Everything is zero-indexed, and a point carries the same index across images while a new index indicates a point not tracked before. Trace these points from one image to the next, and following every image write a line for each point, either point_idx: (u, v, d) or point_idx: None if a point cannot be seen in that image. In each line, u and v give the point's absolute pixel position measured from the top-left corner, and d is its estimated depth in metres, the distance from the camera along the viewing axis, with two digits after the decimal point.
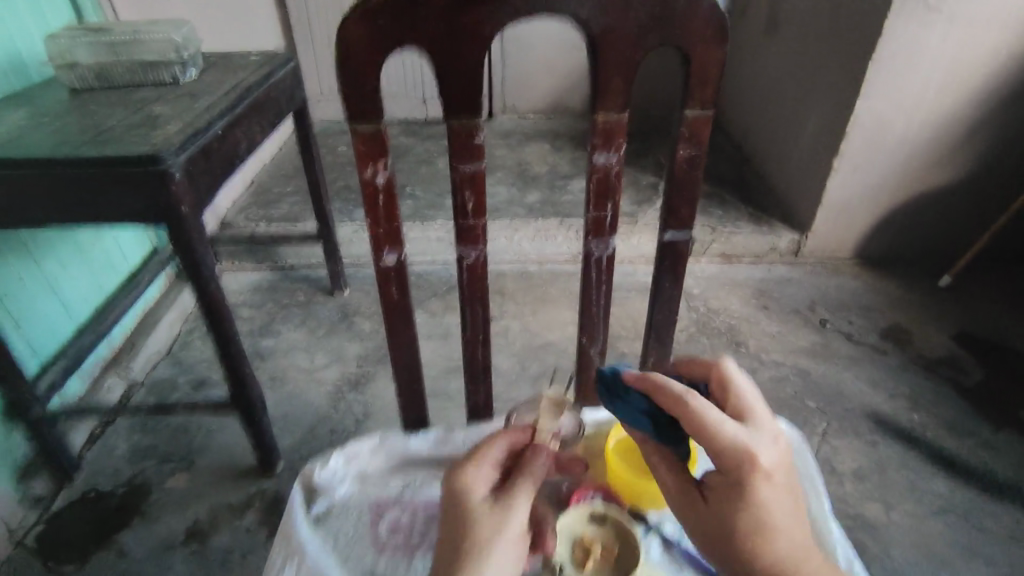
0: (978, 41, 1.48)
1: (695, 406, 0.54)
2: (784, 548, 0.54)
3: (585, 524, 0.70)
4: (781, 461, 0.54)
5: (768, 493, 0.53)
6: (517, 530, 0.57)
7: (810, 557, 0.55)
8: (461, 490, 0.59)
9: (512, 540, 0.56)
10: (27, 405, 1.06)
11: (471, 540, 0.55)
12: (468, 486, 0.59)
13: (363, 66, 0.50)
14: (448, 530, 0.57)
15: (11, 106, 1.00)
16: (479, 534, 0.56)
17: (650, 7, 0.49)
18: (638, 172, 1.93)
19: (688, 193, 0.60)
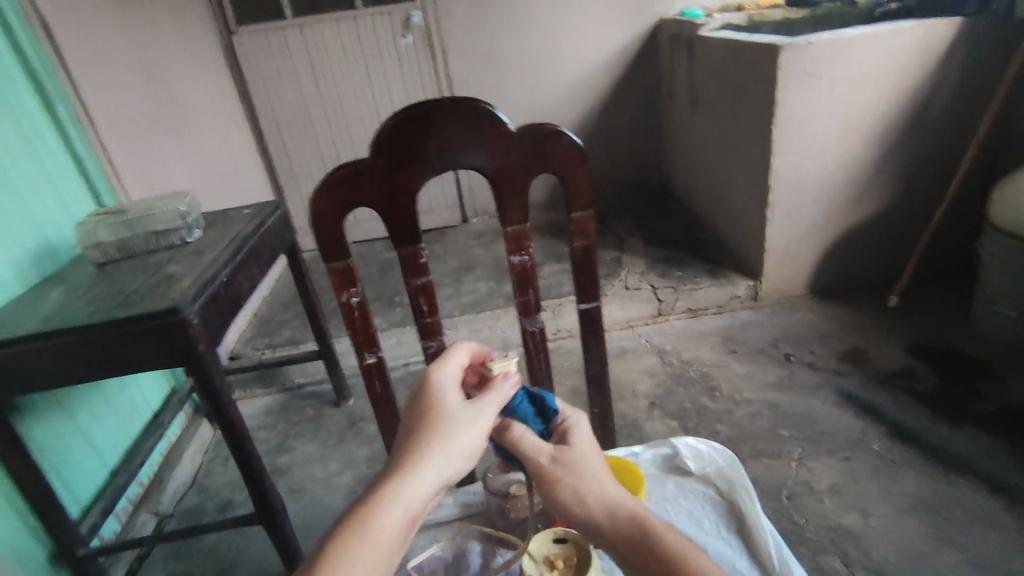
0: (859, 95, 1.73)
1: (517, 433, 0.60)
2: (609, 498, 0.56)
3: (546, 545, 0.67)
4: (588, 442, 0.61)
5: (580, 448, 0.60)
6: (484, 432, 0.56)
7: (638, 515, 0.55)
8: (433, 389, 0.59)
9: (472, 435, 0.55)
10: (72, 545, 1.17)
11: (436, 428, 0.54)
12: (438, 385, 0.59)
13: (330, 223, 0.68)
14: (408, 428, 0.56)
15: (50, 286, 1.20)
16: (442, 422, 0.55)
17: (527, 149, 0.68)
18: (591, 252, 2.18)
19: (591, 271, 0.77)
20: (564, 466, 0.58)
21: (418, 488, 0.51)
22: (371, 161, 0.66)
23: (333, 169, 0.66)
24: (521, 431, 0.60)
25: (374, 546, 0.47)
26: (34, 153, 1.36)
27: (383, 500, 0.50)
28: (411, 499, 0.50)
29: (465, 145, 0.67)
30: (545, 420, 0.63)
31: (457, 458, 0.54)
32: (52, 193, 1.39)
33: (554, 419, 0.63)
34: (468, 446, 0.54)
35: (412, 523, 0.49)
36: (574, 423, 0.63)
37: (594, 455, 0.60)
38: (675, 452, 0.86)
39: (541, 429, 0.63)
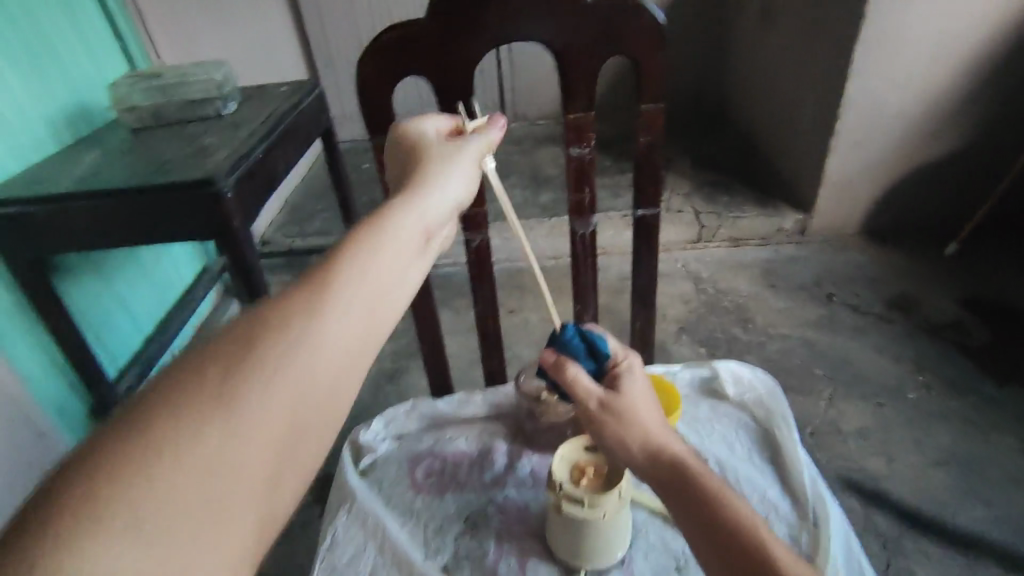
0: (959, 17, 1.54)
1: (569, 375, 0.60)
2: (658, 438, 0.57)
3: (577, 452, 0.66)
4: (641, 385, 0.61)
5: (632, 392, 0.60)
6: (464, 174, 0.56)
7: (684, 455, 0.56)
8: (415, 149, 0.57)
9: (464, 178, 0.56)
10: (109, 404, 1.21)
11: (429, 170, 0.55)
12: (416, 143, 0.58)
13: (377, 92, 0.62)
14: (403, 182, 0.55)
15: (86, 148, 1.17)
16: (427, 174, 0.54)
17: (601, 24, 0.60)
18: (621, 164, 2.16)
19: (652, 174, 0.71)
20: (613, 413, 0.58)
21: (423, 210, 0.51)
22: (427, 23, 0.59)
23: (385, 30, 0.59)
24: (576, 371, 0.61)
25: (387, 247, 0.46)
26: (66, 5, 1.29)
27: (389, 216, 0.48)
28: (418, 219, 0.50)
29: (533, 14, 0.59)
30: (596, 361, 0.63)
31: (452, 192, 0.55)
32: (86, 50, 1.34)
33: (606, 360, 0.64)
34: (462, 186, 0.56)
35: (421, 239, 0.49)
36: (627, 366, 0.63)
37: (646, 398, 0.60)
38: (714, 375, 0.82)
39: (593, 368, 0.63)
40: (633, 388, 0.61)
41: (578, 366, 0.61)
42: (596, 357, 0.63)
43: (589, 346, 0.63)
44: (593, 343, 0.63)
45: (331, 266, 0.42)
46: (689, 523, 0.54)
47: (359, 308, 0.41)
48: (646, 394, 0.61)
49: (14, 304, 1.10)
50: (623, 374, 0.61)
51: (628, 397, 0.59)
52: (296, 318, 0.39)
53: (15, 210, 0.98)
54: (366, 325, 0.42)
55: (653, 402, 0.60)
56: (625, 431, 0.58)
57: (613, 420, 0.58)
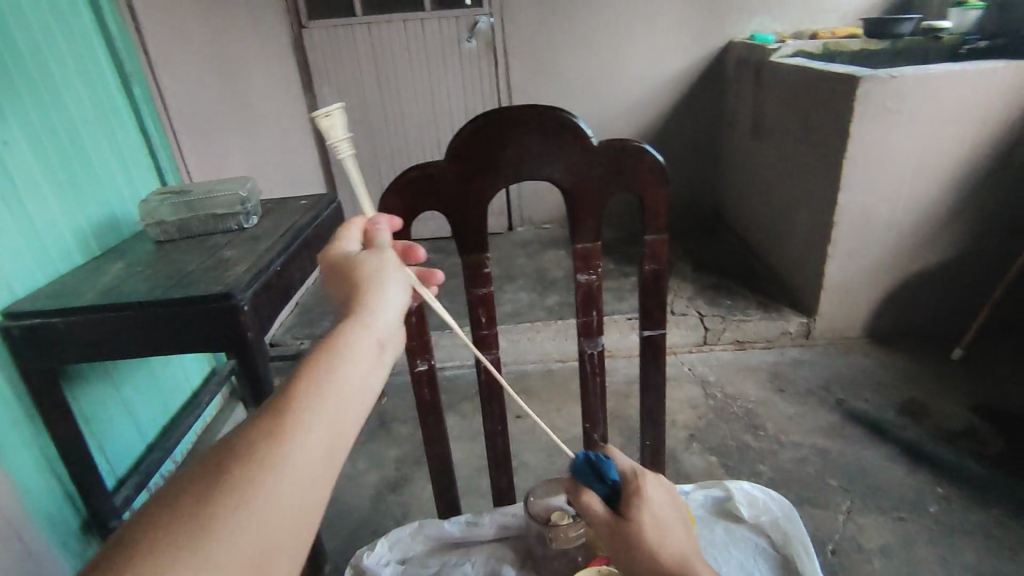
0: (938, 137, 1.64)
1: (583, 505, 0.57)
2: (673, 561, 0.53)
3: None
4: (654, 500, 0.56)
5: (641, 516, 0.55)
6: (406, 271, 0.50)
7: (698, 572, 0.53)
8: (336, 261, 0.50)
9: (405, 276, 0.49)
10: (105, 517, 1.18)
11: (368, 277, 0.47)
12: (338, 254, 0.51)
13: (398, 224, 0.66)
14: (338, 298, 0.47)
15: (110, 260, 1.22)
16: (367, 277, 0.47)
17: (606, 165, 0.65)
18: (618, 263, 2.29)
19: (658, 298, 0.73)
20: (628, 544, 0.55)
21: (372, 329, 0.43)
22: (445, 164, 0.64)
23: (407, 170, 0.64)
24: (587, 500, 0.57)
25: (337, 389, 0.38)
26: (108, 130, 1.40)
27: (336, 346, 0.41)
28: (367, 339, 0.42)
29: (543, 157, 0.64)
30: (608, 485, 0.58)
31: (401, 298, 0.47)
32: (121, 168, 1.43)
33: (617, 481, 0.58)
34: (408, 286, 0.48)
35: (377, 364, 0.42)
36: (637, 485, 0.57)
37: (660, 515, 0.56)
38: (727, 496, 0.80)
39: (609, 492, 0.58)
40: (643, 507, 0.55)
41: (590, 493, 0.58)
42: (606, 481, 0.58)
43: (599, 472, 0.59)
44: (601, 469, 0.58)
45: (271, 428, 0.35)
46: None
47: (311, 471, 0.35)
48: (660, 511, 0.56)
49: (22, 414, 1.10)
50: (632, 498, 0.56)
51: (639, 528, 0.54)
52: (230, 500, 0.33)
53: (37, 322, 1.01)
54: (319, 492, 0.36)
55: (669, 529, 0.55)
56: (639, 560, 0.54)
57: (631, 552, 0.55)
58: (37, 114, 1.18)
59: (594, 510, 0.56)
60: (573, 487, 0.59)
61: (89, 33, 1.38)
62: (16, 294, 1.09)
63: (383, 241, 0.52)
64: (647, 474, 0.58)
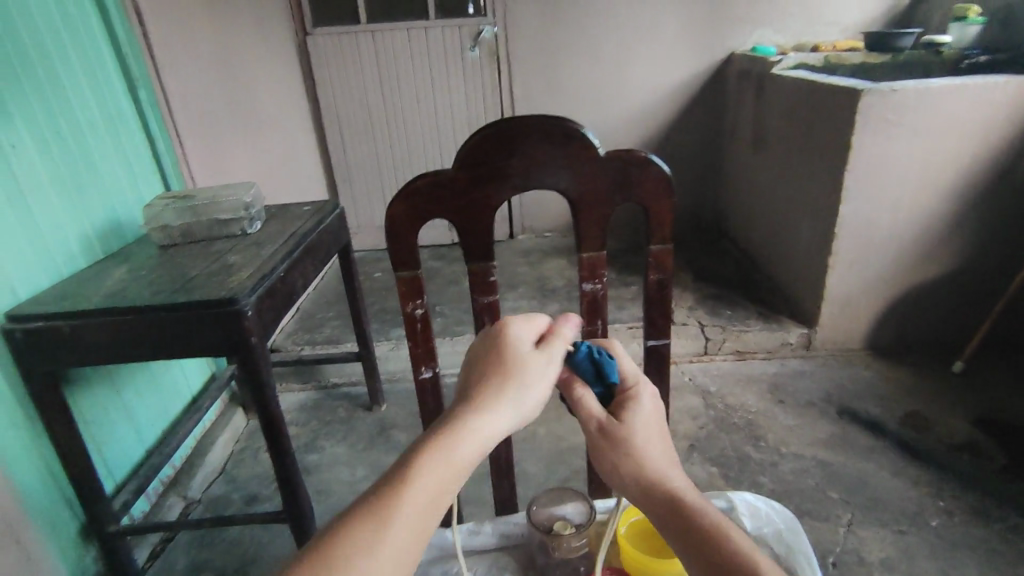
0: (938, 151, 1.65)
1: (577, 397, 0.57)
2: (655, 472, 0.52)
3: None
4: (649, 415, 0.55)
5: (637, 423, 0.54)
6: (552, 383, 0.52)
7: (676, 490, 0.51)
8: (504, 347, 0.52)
9: (541, 385, 0.51)
10: (103, 522, 1.17)
11: (506, 371, 0.50)
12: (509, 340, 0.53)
13: (404, 232, 0.66)
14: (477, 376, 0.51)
15: (114, 264, 1.22)
16: (514, 379, 0.50)
17: (612, 176, 0.66)
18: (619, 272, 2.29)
19: (662, 308, 0.74)
20: (612, 441, 0.53)
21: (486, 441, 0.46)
22: (453, 173, 0.64)
23: (414, 178, 0.64)
24: (581, 394, 0.57)
25: (424, 501, 0.43)
26: (114, 134, 1.41)
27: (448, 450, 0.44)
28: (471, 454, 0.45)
29: (550, 166, 0.65)
30: (605, 385, 0.57)
31: (527, 405, 0.49)
32: (126, 172, 1.44)
33: (617, 385, 0.58)
34: (539, 397, 0.50)
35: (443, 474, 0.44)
36: (638, 392, 0.57)
37: (651, 429, 0.55)
38: (731, 506, 0.80)
39: (601, 393, 0.58)
40: (636, 417, 0.55)
41: (585, 387, 0.57)
42: (605, 381, 0.57)
43: (601, 368, 0.57)
44: (603, 365, 0.57)
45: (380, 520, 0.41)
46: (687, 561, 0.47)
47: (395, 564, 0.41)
48: (653, 426, 0.55)
49: (22, 416, 1.10)
50: (629, 401, 0.56)
51: (631, 425, 0.54)
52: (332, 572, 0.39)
53: (41, 326, 1.01)
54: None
55: (659, 434, 0.55)
56: (619, 460, 0.53)
57: (613, 450, 0.53)
58: (43, 119, 1.19)
59: (589, 404, 0.55)
60: (568, 377, 0.58)
61: (96, 38, 1.39)
62: (20, 297, 1.09)
63: (554, 344, 0.54)
64: (649, 385, 0.58)
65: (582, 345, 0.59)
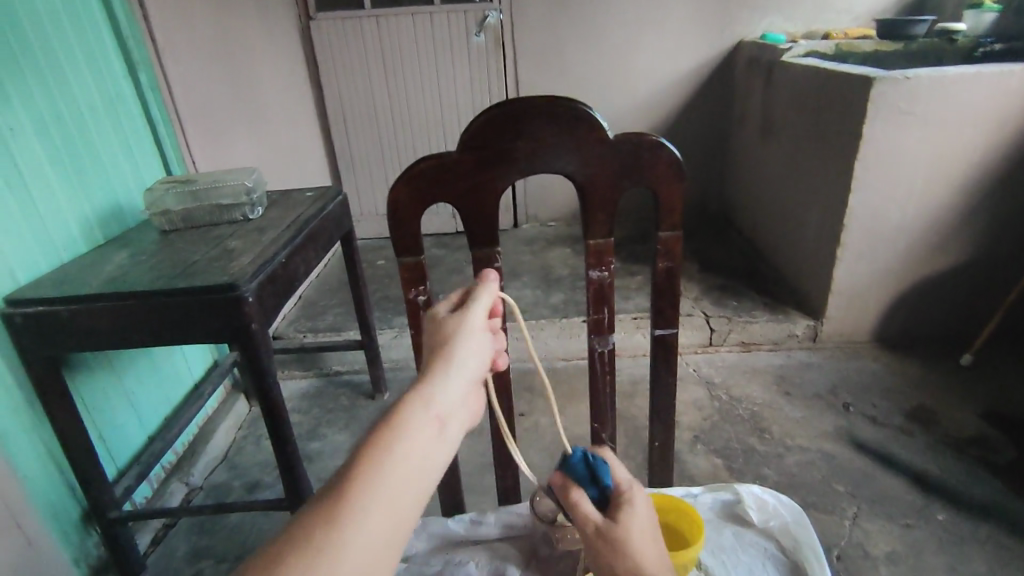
0: (951, 141, 1.62)
1: (573, 499, 0.59)
2: (648, 565, 0.54)
3: None
4: (641, 515, 0.57)
5: (632, 522, 0.56)
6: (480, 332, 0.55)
7: None
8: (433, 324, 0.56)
9: (480, 356, 0.54)
10: (105, 508, 1.16)
11: (443, 349, 0.52)
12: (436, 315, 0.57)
13: (407, 216, 0.64)
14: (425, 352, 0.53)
15: (115, 249, 1.21)
16: (447, 341, 0.53)
17: (621, 160, 0.64)
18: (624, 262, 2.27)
19: (670, 296, 0.72)
20: (609, 541, 0.55)
21: (436, 397, 0.47)
22: (458, 155, 0.62)
23: (418, 161, 0.63)
24: (578, 497, 0.59)
25: (404, 464, 0.42)
26: (114, 118, 1.39)
27: (402, 415, 0.45)
28: (427, 414, 0.46)
29: (557, 149, 0.63)
30: (599, 488, 0.60)
31: (471, 373, 0.52)
32: (127, 157, 1.42)
33: (610, 488, 0.60)
34: (481, 352, 0.54)
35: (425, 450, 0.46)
36: (631, 493, 0.59)
37: (646, 529, 0.57)
38: (737, 499, 0.79)
39: (597, 496, 0.60)
40: (631, 518, 0.56)
41: (581, 490, 0.60)
42: (599, 484, 0.60)
43: (593, 472, 0.61)
44: (596, 469, 0.61)
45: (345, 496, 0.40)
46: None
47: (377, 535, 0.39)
48: (647, 526, 0.57)
49: (23, 402, 1.09)
50: (625, 502, 0.58)
51: (626, 526, 0.56)
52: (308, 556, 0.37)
53: (41, 310, 1.00)
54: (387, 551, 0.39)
55: (653, 536, 0.56)
56: (616, 557, 0.55)
57: (610, 549, 0.55)
58: (43, 101, 1.18)
59: (585, 507, 0.58)
60: (564, 482, 0.61)
61: (96, 20, 1.37)
62: (19, 281, 1.08)
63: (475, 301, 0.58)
64: (643, 491, 0.60)
65: (575, 452, 0.62)
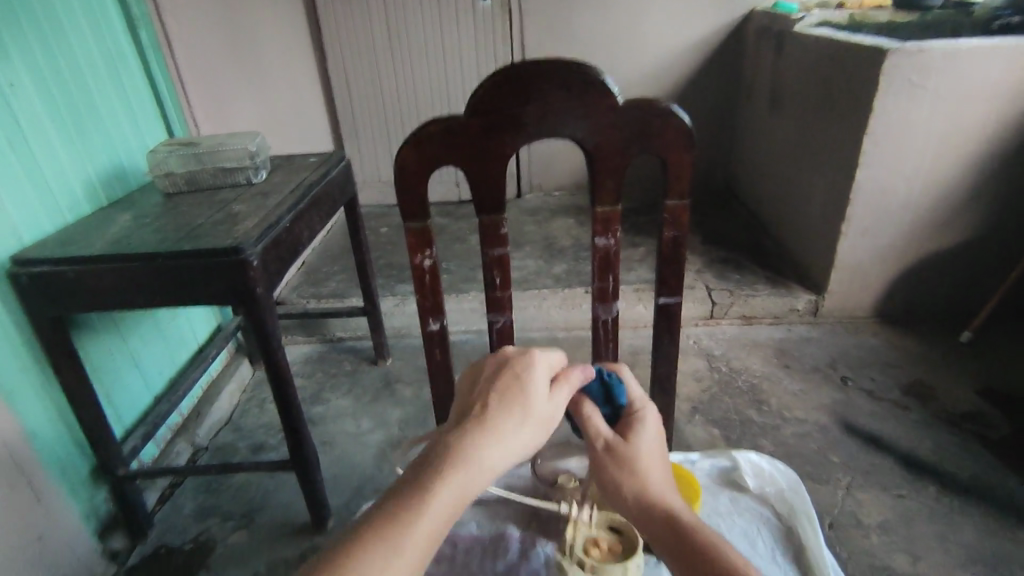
0: (962, 116, 1.60)
1: (585, 414, 0.60)
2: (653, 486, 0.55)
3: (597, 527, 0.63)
4: (650, 439, 0.59)
5: (640, 443, 0.58)
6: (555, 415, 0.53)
7: (673, 501, 0.55)
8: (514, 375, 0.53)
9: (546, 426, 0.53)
10: (113, 466, 1.19)
11: (507, 414, 0.51)
12: (524, 367, 0.54)
13: (414, 179, 0.64)
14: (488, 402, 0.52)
15: (119, 211, 1.21)
16: (518, 408, 0.51)
17: (630, 127, 0.63)
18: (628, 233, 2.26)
19: (675, 265, 0.72)
20: (617, 457, 0.57)
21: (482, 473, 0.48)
22: (465, 118, 0.62)
23: (425, 123, 0.62)
24: (590, 412, 0.60)
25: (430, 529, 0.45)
26: (115, 77, 1.37)
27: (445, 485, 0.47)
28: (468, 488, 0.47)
29: (565, 114, 0.62)
30: (612, 407, 0.62)
31: (528, 447, 0.51)
32: (129, 118, 1.41)
33: (623, 407, 0.62)
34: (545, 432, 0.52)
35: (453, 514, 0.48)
36: (642, 416, 0.61)
37: (653, 450, 0.59)
38: (734, 465, 0.81)
39: (608, 414, 0.61)
40: (641, 439, 0.58)
41: (594, 406, 0.61)
42: (613, 403, 0.61)
43: (609, 391, 0.62)
44: (612, 388, 0.62)
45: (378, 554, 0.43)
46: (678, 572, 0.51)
47: None
48: (655, 448, 0.59)
49: (32, 362, 1.11)
50: (636, 422, 0.60)
51: (637, 446, 0.58)
52: None
53: (46, 270, 1.01)
54: None
55: (661, 455, 0.58)
56: (622, 473, 0.56)
57: (617, 464, 0.57)
58: (43, 59, 1.16)
59: (597, 422, 0.59)
60: (578, 396, 0.62)
61: None
62: (24, 242, 1.08)
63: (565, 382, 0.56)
64: (654, 411, 0.62)
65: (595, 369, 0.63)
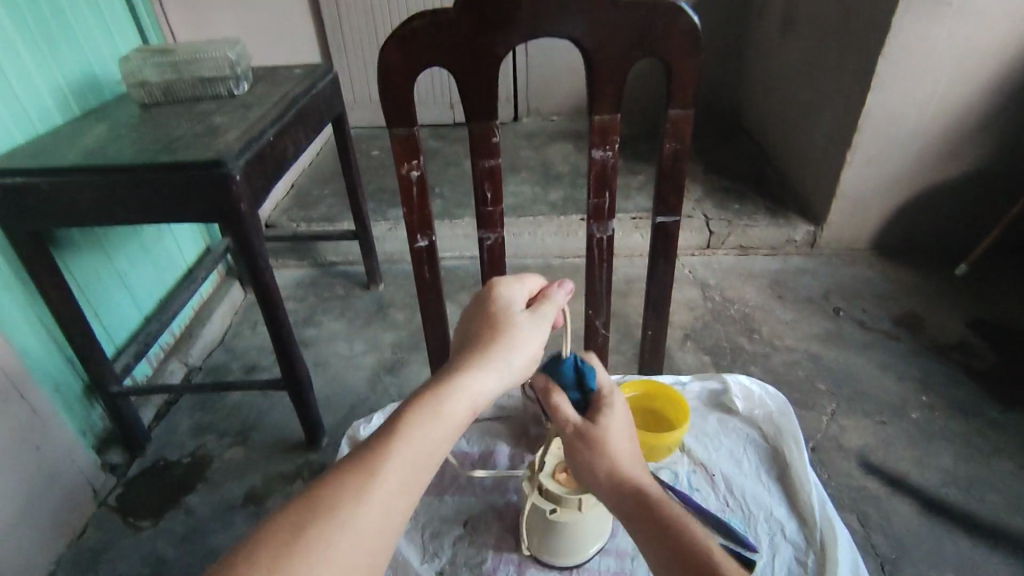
0: (984, 38, 1.52)
1: (553, 404, 0.58)
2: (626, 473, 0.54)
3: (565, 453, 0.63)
4: (622, 421, 0.57)
5: (611, 428, 0.56)
6: (541, 343, 0.55)
7: (647, 485, 0.54)
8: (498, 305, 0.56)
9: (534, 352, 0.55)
10: (105, 382, 1.19)
11: (490, 341, 0.53)
12: (503, 299, 0.57)
13: (399, 80, 0.60)
14: (473, 334, 0.54)
15: (94, 122, 1.15)
16: (502, 337, 0.53)
17: (633, 26, 0.58)
18: (626, 160, 2.20)
19: (674, 181, 0.69)
20: (589, 445, 0.55)
21: (473, 396, 0.50)
22: (454, 12, 0.57)
23: (411, 17, 0.57)
24: (559, 402, 0.58)
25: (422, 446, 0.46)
26: None
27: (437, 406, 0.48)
28: (460, 407, 0.48)
29: (564, 10, 0.57)
30: (582, 393, 0.59)
31: (514, 372, 0.53)
32: (99, 22, 1.32)
33: (593, 391, 0.59)
34: (530, 357, 0.54)
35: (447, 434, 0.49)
36: (612, 400, 0.58)
37: (626, 434, 0.57)
38: (724, 388, 0.81)
39: (578, 399, 0.59)
40: (611, 424, 0.56)
41: (563, 395, 0.58)
42: (582, 388, 0.59)
43: (578, 375, 0.59)
44: (582, 374, 0.59)
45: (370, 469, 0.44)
46: (648, 557, 0.52)
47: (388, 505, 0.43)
48: (627, 431, 0.57)
49: (15, 279, 1.09)
50: (604, 407, 0.57)
51: (607, 433, 0.56)
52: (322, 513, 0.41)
53: (19, 181, 0.96)
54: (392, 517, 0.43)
55: (631, 437, 0.57)
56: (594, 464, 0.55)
57: (588, 452, 0.55)
58: None
59: (565, 412, 0.57)
60: (547, 384, 0.59)
61: None
62: None
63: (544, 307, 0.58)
64: (623, 395, 0.59)
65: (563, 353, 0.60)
